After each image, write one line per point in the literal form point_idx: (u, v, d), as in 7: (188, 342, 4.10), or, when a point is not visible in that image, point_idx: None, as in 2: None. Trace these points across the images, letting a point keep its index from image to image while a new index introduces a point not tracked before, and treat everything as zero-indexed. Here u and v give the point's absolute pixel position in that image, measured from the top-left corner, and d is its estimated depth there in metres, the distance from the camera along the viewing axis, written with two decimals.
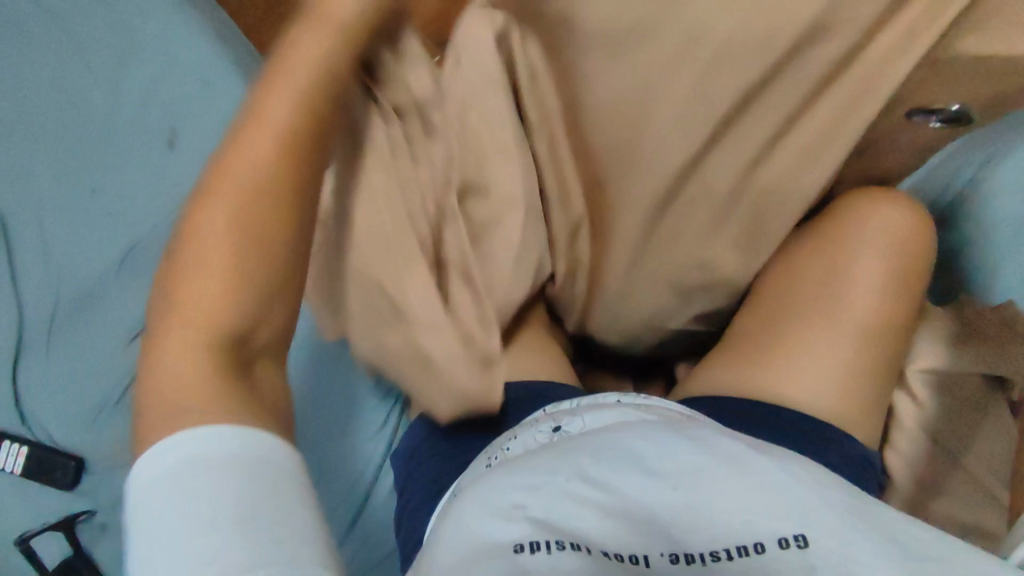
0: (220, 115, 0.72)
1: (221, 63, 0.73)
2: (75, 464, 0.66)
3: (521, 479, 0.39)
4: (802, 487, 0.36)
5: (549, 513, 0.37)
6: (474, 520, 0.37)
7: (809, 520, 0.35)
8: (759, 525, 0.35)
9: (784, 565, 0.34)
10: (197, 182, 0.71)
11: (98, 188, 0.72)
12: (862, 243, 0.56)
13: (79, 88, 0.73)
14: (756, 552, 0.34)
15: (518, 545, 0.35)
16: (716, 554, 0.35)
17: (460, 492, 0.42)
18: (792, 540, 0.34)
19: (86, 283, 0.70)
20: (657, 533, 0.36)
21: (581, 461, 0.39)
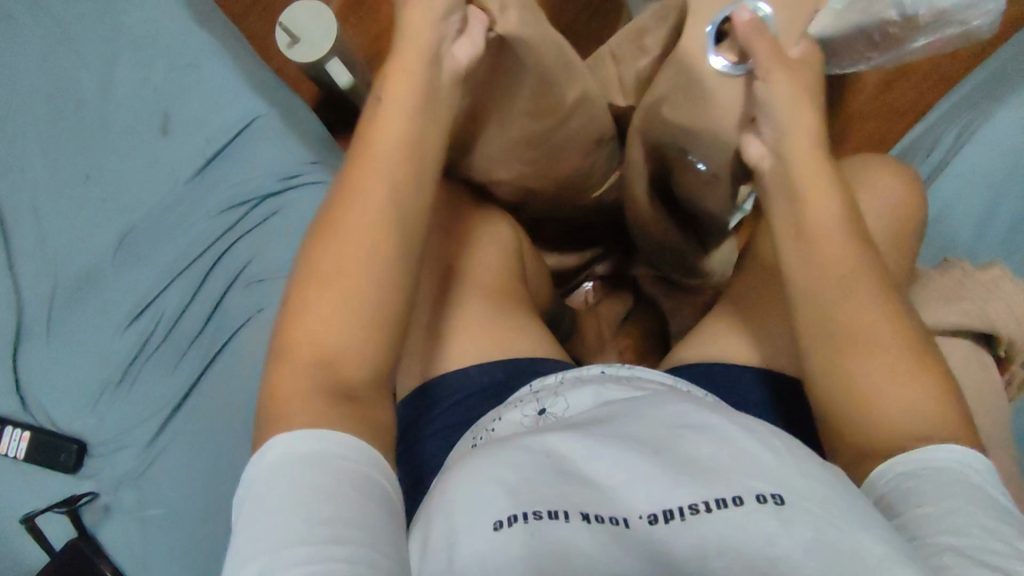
0: (210, 101, 0.73)
1: (210, 49, 0.74)
2: (77, 447, 0.67)
3: (494, 459, 0.36)
4: (780, 452, 0.34)
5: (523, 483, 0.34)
6: (448, 498, 0.35)
7: (786, 478, 0.33)
8: (737, 482, 0.33)
9: (763, 522, 0.31)
10: (192, 166, 0.72)
11: (91, 175, 0.72)
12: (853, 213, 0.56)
13: (67, 77, 0.73)
14: (734, 505, 0.32)
15: (496, 522, 0.33)
16: (695, 508, 0.32)
17: (443, 476, 0.39)
18: (769, 497, 0.32)
19: (82, 269, 0.71)
20: (636, 492, 0.34)
21: (560, 439, 0.37)
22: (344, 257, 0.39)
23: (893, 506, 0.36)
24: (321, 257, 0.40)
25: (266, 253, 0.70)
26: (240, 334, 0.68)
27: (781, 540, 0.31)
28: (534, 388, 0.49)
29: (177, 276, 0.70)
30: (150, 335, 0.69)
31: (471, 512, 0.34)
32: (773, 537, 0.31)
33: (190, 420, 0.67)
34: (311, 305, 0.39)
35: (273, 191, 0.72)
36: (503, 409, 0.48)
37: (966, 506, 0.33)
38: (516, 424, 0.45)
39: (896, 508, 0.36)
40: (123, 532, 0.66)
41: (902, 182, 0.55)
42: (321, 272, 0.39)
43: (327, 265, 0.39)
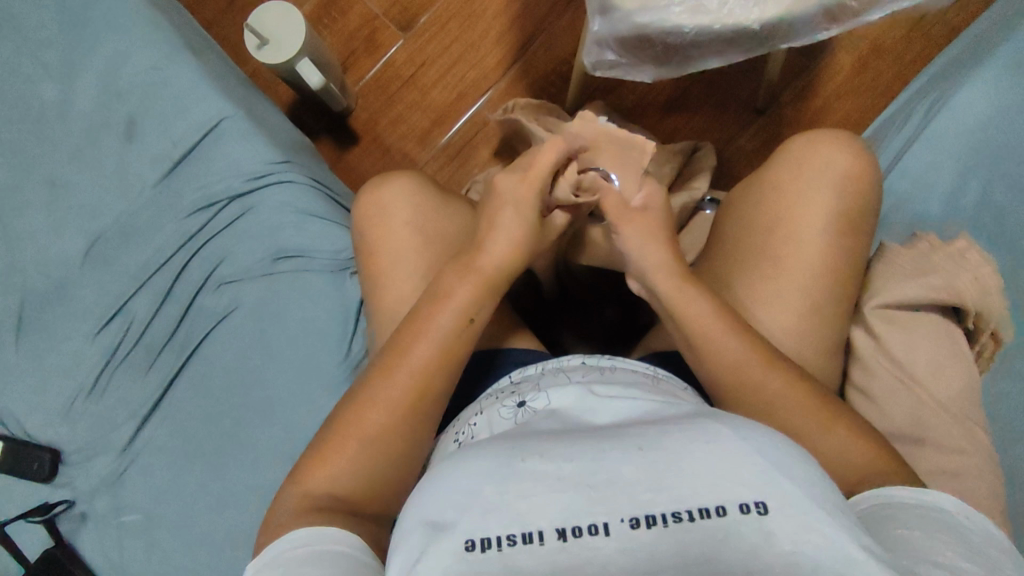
0: (177, 105, 0.73)
1: (177, 54, 0.74)
2: (51, 456, 0.66)
3: (477, 468, 0.37)
4: (764, 454, 0.36)
5: (504, 498, 0.36)
6: (429, 508, 0.37)
7: (771, 489, 0.35)
8: (721, 490, 0.35)
9: (743, 530, 0.34)
10: (159, 169, 0.72)
11: (57, 182, 0.72)
12: (807, 184, 0.56)
13: (30, 85, 0.73)
14: (717, 516, 0.35)
15: (468, 543, 0.35)
16: (678, 516, 0.35)
17: (428, 476, 0.40)
18: (752, 507, 0.34)
19: (51, 277, 0.71)
20: (619, 497, 0.36)
21: (542, 444, 0.38)
22: (409, 393, 0.48)
23: (873, 523, 0.39)
24: (393, 379, 0.48)
25: (237, 254, 0.70)
26: (212, 337, 0.68)
27: (758, 551, 0.34)
28: (512, 382, 0.52)
29: (148, 281, 0.70)
30: (121, 340, 0.69)
31: (456, 524, 0.36)
32: (749, 546, 0.34)
33: (163, 425, 0.67)
34: (367, 422, 0.47)
35: (241, 192, 0.71)
36: (481, 404, 0.51)
37: (935, 534, 0.37)
38: (497, 419, 0.47)
39: (873, 522, 0.39)
40: (100, 539, 0.65)
41: (850, 155, 0.57)
42: (386, 399, 0.48)
43: (397, 393, 0.48)
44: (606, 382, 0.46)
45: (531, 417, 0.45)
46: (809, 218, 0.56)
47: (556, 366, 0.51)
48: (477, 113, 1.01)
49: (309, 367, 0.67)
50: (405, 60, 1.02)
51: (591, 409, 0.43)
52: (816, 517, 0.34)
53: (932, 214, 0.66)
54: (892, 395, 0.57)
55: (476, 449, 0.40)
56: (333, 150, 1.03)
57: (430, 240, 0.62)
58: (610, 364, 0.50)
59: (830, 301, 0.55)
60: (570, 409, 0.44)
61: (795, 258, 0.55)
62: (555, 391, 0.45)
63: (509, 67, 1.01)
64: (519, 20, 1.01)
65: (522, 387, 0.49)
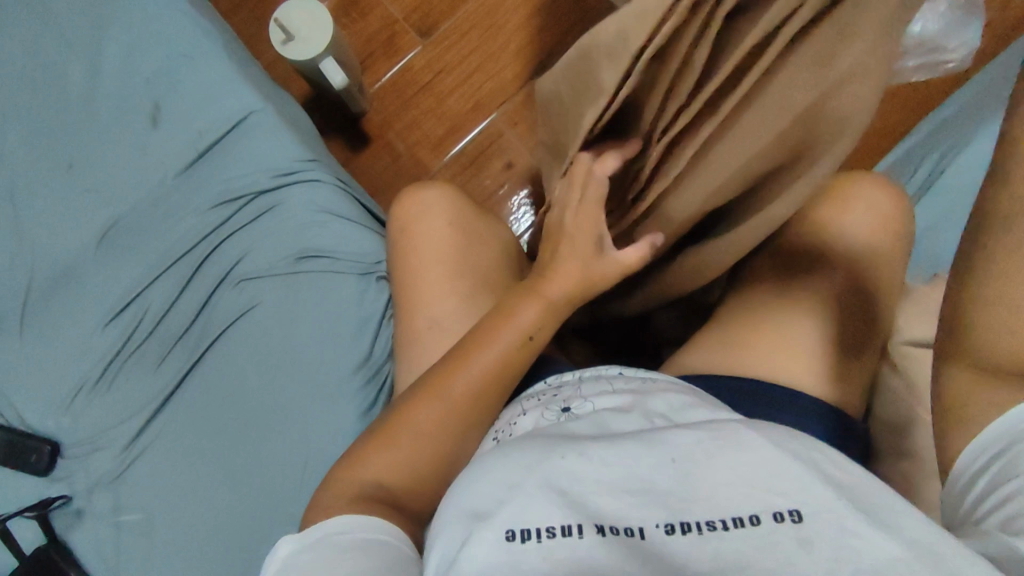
0: (204, 93, 0.71)
1: (206, 41, 0.72)
2: (49, 448, 0.64)
3: (518, 462, 0.38)
4: (805, 466, 0.35)
5: (546, 488, 0.36)
6: (470, 501, 0.37)
7: (804, 497, 0.34)
8: (759, 500, 0.34)
9: (779, 537, 0.33)
10: (181, 158, 0.70)
11: (74, 164, 0.70)
12: (845, 218, 0.58)
13: (52, 63, 0.71)
14: (751, 524, 0.34)
15: (508, 533, 0.34)
16: (712, 525, 0.34)
17: (465, 473, 0.41)
18: (786, 514, 0.34)
19: (61, 259, 0.68)
20: (655, 506, 0.35)
21: (581, 444, 0.38)
22: (454, 408, 0.47)
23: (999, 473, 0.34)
24: (447, 373, 0.48)
25: (260, 249, 0.68)
26: (228, 335, 0.66)
27: (797, 557, 0.32)
28: (549, 385, 0.52)
29: (166, 271, 0.68)
30: (132, 332, 0.67)
31: (495, 514, 0.35)
32: (786, 552, 0.32)
33: (172, 422, 0.65)
34: (425, 414, 0.47)
35: (267, 187, 0.70)
36: (522, 404, 0.50)
37: None
38: (539, 419, 0.47)
39: (976, 509, 0.35)
40: (97, 538, 0.62)
41: (887, 193, 0.59)
42: (431, 408, 0.47)
43: (455, 383, 0.47)
44: (645, 392, 0.46)
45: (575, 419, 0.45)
46: (845, 245, 0.58)
47: (596, 375, 0.51)
48: (492, 124, 1.01)
49: (328, 372, 0.65)
50: (423, 66, 1.02)
51: (636, 420, 0.43)
52: (850, 520, 0.32)
53: (945, 254, 0.68)
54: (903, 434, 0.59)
55: (519, 443, 0.40)
56: (345, 151, 1.02)
57: (470, 265, 0.64)
58: (650, 373, 0.50)
59: (866, 340, 0.57)
60: (613, 413, 0.44)
61: (813, 298, 0.56)
62: (600, 399, 0.46)
63: (528, 81, 1.01)
64: (541, 35, 1.01)
65: (564, 392, 0.49)
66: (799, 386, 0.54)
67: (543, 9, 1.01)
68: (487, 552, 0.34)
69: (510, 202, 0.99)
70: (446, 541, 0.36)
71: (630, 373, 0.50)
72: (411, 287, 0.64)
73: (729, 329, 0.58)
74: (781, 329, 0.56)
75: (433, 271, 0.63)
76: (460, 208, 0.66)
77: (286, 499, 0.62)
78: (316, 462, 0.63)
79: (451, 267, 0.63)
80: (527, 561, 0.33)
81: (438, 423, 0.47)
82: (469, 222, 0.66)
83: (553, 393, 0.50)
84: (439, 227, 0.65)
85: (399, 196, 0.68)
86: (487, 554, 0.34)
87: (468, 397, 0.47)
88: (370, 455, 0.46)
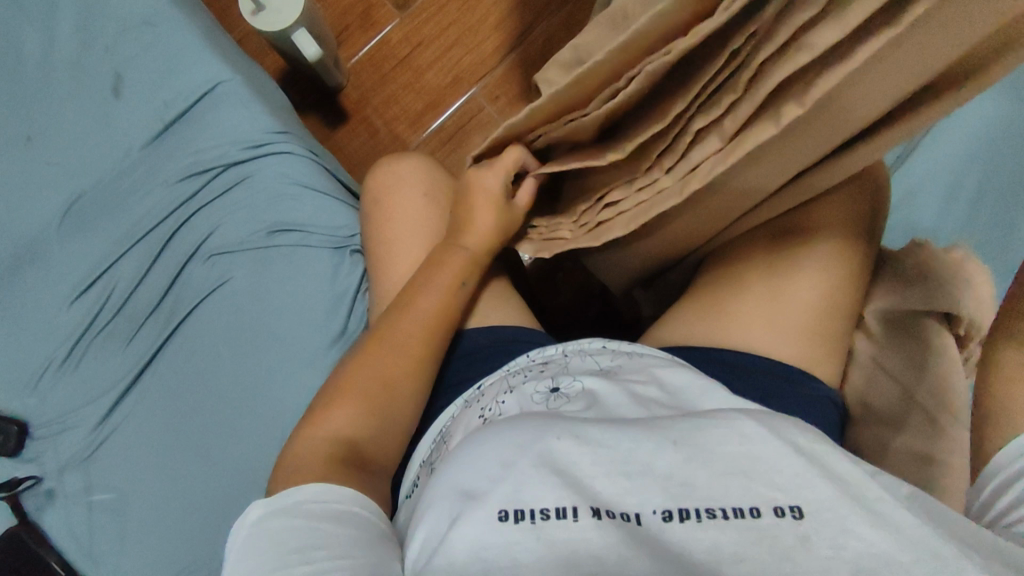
0: (171, 63, 0.69)
1: (172, 10, 0.70)
2: (18, 429, 0.62)
3: (512, 441, 0.37)
4: (807, 458, 0.34)
5: (540, 469, 0.35)
6: (462, 478, 0.36)
7: (809, 493, 0.33)
8: (755, 491, 0.33)
9: (779, 532, 0.31)
10: (148, 130, 0.69)
11: (36, 137, 0.68)
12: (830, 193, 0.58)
13: (11, 32, 0.69)
14: (751, 516, 0.32)
15: (502, 513, 0.33)
16: (712, 512, 0.32)
17: (453, 453, 0.39)
18: (787, 510, 0.32)
19: (23, 236, 0.67)
20: (653, 488, 0.34)
21: (577, 425, 0.37)
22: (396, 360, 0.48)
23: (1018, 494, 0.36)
24: (400, 320, 0.49)
25: (231, 223, 0.67)
26: (200, 309, 0.65)
27: (795, 552, 0.31)
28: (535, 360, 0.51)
29: (133, 246, 0.66)
30: (99, 310, 0.65)
31: (486, 496, 0.34)
32: (787, 547, 0.31)
33: (143, 400, 0.63)
34: (377, 363, 0.47)
35: (237, 159, 0.68)
36: (509, 381, 0.49)
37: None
38: (527, 399, 0.45)
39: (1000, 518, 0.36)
40: (67, 519, 0.61)
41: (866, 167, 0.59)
42: (376, 362, 0.48)
43: (404, 331, 0.49)
44: (634, 375, 0.45)
45: (566, 400, 0.44)
46: (826, 215, 0.57)
47: (580, 351, 0.50)
48: (471, 99, 0.99)
49: (301, 347, 0.64)
50: (401, 39, 1.00)
51: (624, 399, 0.42)
52: (852, 519, 0.31)
53: (924, 223, 0.68)
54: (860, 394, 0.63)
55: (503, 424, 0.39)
56: (322, 127, 1.00)
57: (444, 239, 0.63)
58: (627, 349, 0.50)
59: (844, 313, 0.56)
60: (603, 395, 0.43)
61: (795, 275, 0.55)
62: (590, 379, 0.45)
63: (507, 54, 0.99)
64: (520, 7, 0.99)
65: (551, 370, 0.48)
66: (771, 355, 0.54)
67: None
68: (477, 534, 0.33)
69: None
70: (433, 523, 0.35)
71: (611, 351, 0.50)
72: (386, 263, 0.62)
73: (704, 300, 0.58)
74: (758, 301, 0.55)
75: (406, 245, 0.62)
76: (434, 180, 0.65)
77: (261, 478, 0.61)
78: None
79: (425, 240, 0.62)
80: (518, 544, 0.33)
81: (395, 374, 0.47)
82: (442, 193, 0.65)
83: (540, 369, 0.49)
84: (413, 199, 0.63)
85: (375, 168, 0.66)
86: (476, 536, 0.33)
87: (408, 351, 0.48)
88: (333, 413, 0.45)
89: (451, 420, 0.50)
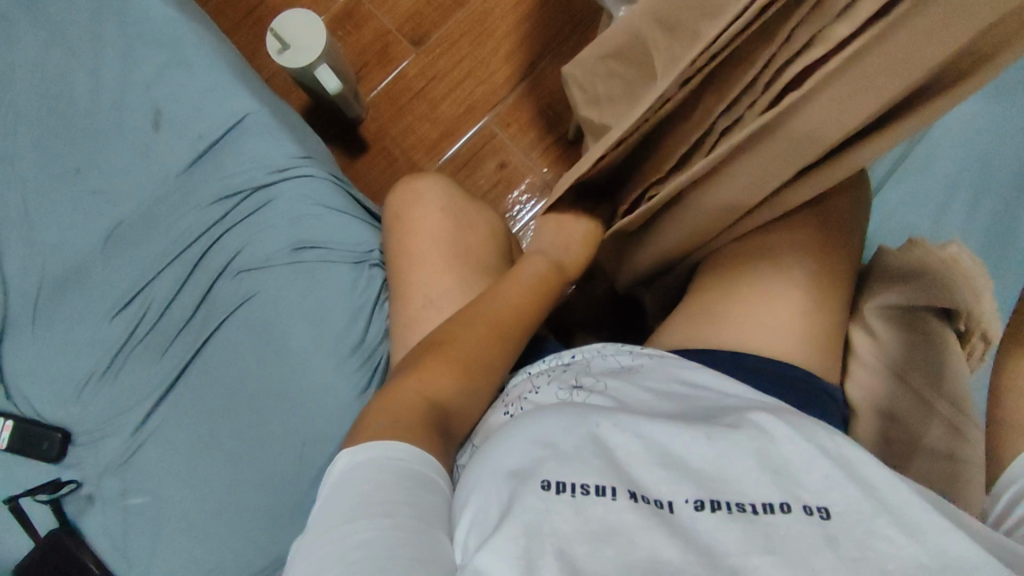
0: (204, 97, 0.75)
1: (206, 51, 0.77)
2: (61, 436, 0.66)
3: (557, 425, 0.39)
4: (834, 460, 0.35)
5: (580, 452, 0.37)
6: (507, 459, 0.38)
7: (835, 494, 0.34)
8: (785, 490, 0.34)
9: (805, 529, 0.32)
10: (183, 159, 0.74)
11: (82, 168, 0.74)
12: (829, 196, 0.60)
13: (62, 74, 0.75)
14: (781, 511, 0.33)
15: (545, 483, 0.35)
16: (742, 507, 0.34)
17: (488, 445, 0.42)
18: (815, 510, 0.33)
19: (71, 258, 0.72)
20: (686, 482, 0.35)
21: (616, 413, 0.40)
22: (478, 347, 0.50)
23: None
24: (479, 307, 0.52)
25: (258, 242, 0.71)
26: (230, 321, 0.69)
27: (821, 547, 0.32)
28: (557, 363, 0.52)
29: (167, 266, 0.71)
30: (138, 324, 0.70)
31: (532, 472, 0.36)
32: (812, 543, 0.32)
33: (175, 408, 0.67)
34: (459, 344, 0.49)
35: (263, 182, 0.73)
36: (534, 380, 0.51)
37: None
38: (551, 395, 0.47)
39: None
40: (106, 522, 0.65)
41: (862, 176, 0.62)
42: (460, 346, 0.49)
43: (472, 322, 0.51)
44: (653, 375, 0.47)
45: (590, 395, 0.45)
46: (828, 223, 0.60)
47: (601, 351, 0.52)
48: (485, 127, 1.04)
49: (324, 358, 0.67)
50: (417, 73, 1.06)
51: (650, 399, 0.44)
52: (879, 520, 0.32)
53: (921, 226, 0.70)
54: (858, 391, 0.60)
55: (542, 412, 0.41)
56: (343, 157, 1.06)
57: (457, 253, 0.66)
58: (652, 351, 0.51)
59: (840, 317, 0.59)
60: (628, 394, 0.45)
61: (792, 276, 0.58)
62: (615, 380, 0.47)
63: (518, 84, 1.04)
64: (529, 40, 1.04)
65: (575, 369, 0.50)
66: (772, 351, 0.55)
67: (531, 16, 1.05)
68: (530, 499, 0.34)
69: (507, 201, 1.02)
70: (475, 508, 0.37)
71: (635, 352, 0.51)
72: (406, 274, 0.66)
73: (703, 303, 0.59)
74: (756, 301, 0.57)
75: (422, 258, 0.65)
76: (452, 197, 0.69)
77: (287, 484, 0.64)
78: (315, 443, 0.65)
79: (440, 252, 0.65)
80: (561, 511, 0.34)
81: (474, 357, 0.49)
82: (457, 209, 0.68)
83: (562, 369, 0.51)
84: (428, 215, 0.67)
85: (398, 185, 0.70)
86: (527, 502, 0.34)
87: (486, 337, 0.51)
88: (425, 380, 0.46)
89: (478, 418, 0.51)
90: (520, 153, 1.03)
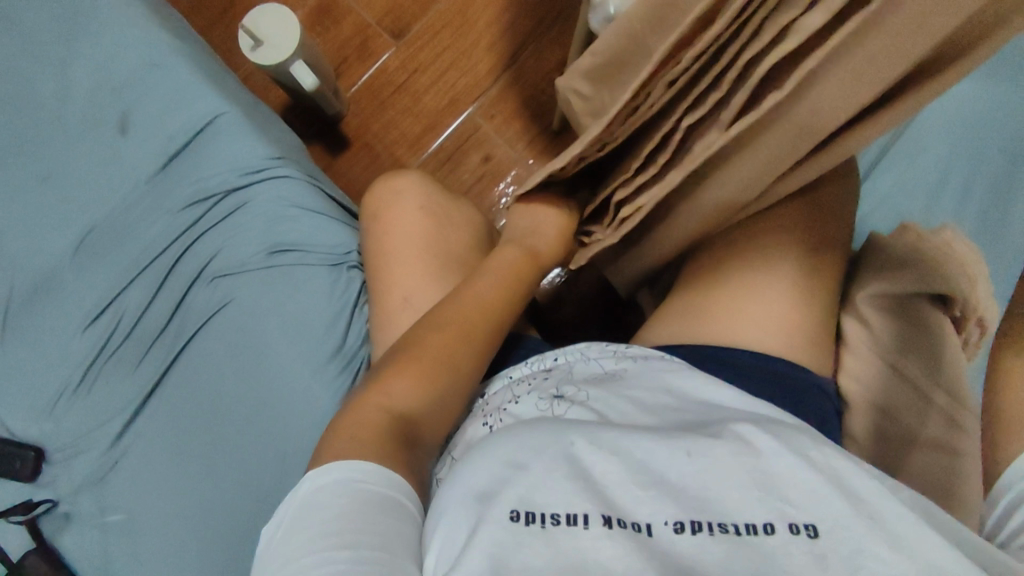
0: (173, 99, 0.73)
1: (174, 51, 0.74)
2: (34, 454, 0.64)
3: (528, 443, 0.37)
4: (821, 474, 0.33)
5: (552, 474, 0.35)
6: (475, 480, 0.36)
7: (823, 510, 0.32)
8: (771, 507, 0.32)
9: (792, 550, 0.31)
10: (152, 164, 0.72)
11: (49, 177, 0.72)
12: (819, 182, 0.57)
13: (25, 79, 0.73)
14: (763, 533, 0.32)
15: (513, 514, 0.33)
16: (724, 528, 0.32)
17: (459, 463, 0.39)
18: (802, 527, 0.31)
19: (40, 270, 0.70)
20: (666, 501, 0.33)
21: (594, 428, 0.37)
22: (450, 344, 0.46)
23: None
24: (449, 303, 0.49)
25: (231, 247, 0.69)
26: (205, 330, 0.67)
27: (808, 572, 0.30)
28: (535, 369, 0.50)
29: (139, 275, 0.69)
30: (111, 335, 0.68)
31: (502, 497, 0.34)
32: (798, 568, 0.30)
33: (151, 422, 0.65)
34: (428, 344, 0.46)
35: (235, 185, 0.71)
36: (513, 389, 0.49)
37: None
38: (529, 406, 0.45)
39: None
40: (84, 541, 0.63)
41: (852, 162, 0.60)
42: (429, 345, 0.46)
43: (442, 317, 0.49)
44: (635, 382, 0.45)
45: (568, 406, 0.43)
46: (817, 211, 0.57)
47: (583, 355, 0.50)
48: (468, 120, 1.01)
49: (301, 365, 0.65)
50: (397, 66, 1.03)
51: (632, 409, 0.42)
52: (868, 538, 0.30)
53: (917, 210, 0.68)
54: (851, 379, 0.58)
55: (517, 428, 0.39)
56: (324, 155, 1.03)
57: (435, 253, 0.63)
58: (636, 351, 0.49)
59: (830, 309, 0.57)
60: (608, 403, 0.43)
61: (781, 267, 0.55)
62: (596, 389, 0.45)
63: (501, 75, 1.01)
64: (511, 29, 1.02)
65: (555, 376, 0.48)
66: (761, 346, 0.53)
67: (513, 4, 1.02)
68: (496, 530, 0.32)
69: (493, 194, 0.99)
70: (444, 535, 0.35)
71: (618, 356, 0.49)
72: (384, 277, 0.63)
73: (691, 297, 0.57)
74: (745, 293, 0.55)
75: (399, 259, 0.63)
76: (429, 195, 0.67)
77: (267, 496, 0.62)
78: (295, 454, 0.63)
79: (418, 252, 0.63)
80: (532, 544, 0.32)
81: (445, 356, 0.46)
82: (434, 207, 0.66)
83: (543, 377, 0.48)
84: (405, 214, 0.65)
85: (375, 185, 0.68)
86: (493, 534, 0.32)
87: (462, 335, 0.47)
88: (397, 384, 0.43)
89: (457, 430, 0.49)
90: (506, 146, 1.00)
